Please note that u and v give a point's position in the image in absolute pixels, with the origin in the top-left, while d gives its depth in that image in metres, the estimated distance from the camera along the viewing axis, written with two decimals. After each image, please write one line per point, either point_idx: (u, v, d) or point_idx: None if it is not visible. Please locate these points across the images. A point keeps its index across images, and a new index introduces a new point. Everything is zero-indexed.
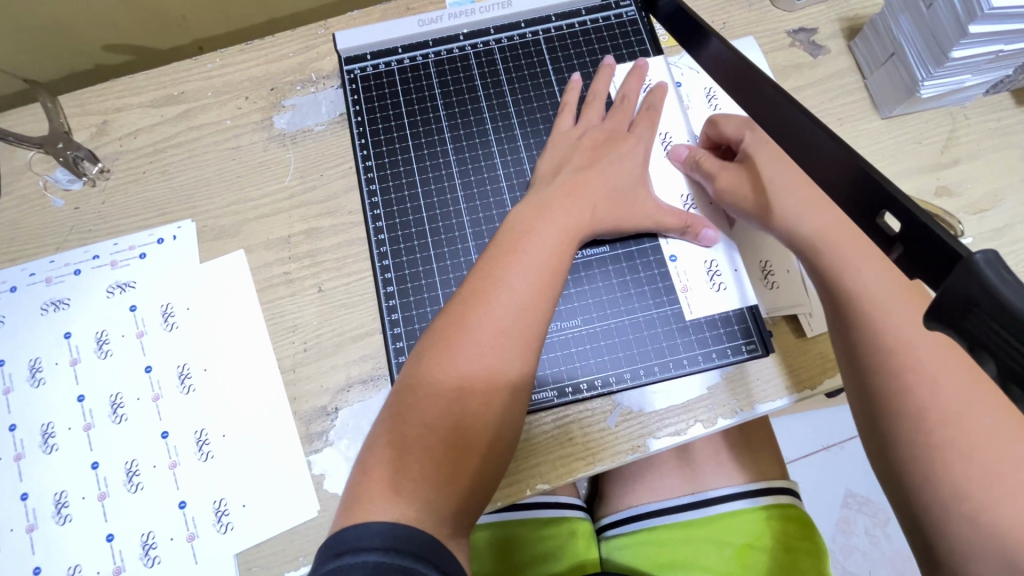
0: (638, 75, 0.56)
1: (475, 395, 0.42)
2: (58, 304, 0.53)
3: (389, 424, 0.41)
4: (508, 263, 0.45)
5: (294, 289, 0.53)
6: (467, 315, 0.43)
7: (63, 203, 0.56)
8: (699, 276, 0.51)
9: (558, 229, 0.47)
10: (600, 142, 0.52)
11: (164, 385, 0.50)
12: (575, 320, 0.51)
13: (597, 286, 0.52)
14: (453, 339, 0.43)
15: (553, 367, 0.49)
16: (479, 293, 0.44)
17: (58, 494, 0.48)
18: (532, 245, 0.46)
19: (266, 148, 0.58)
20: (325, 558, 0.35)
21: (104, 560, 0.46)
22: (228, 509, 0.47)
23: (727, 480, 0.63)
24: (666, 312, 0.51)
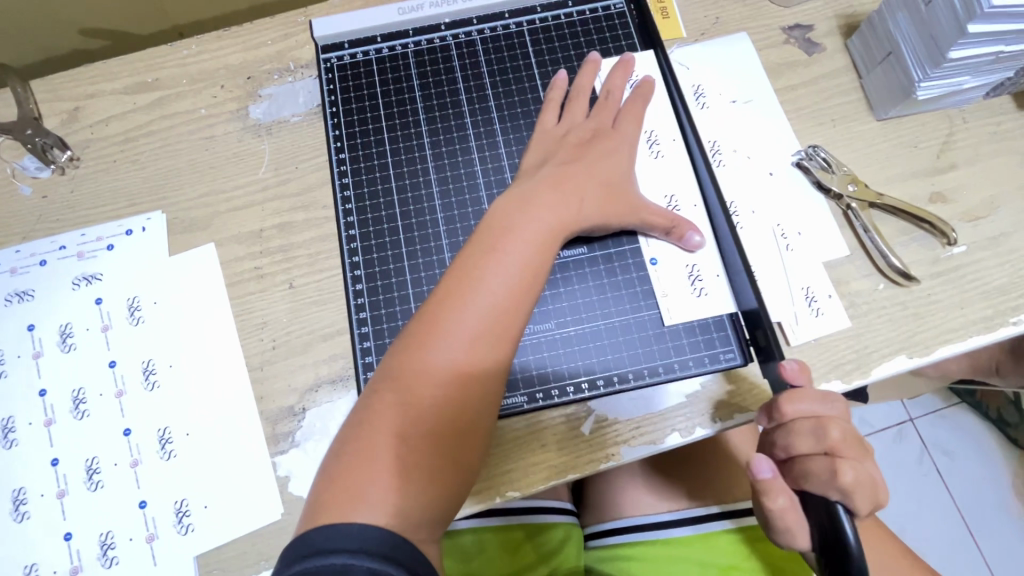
0: (622, 72, 0.54)
1: (449, 400, 0.40)
2: (22, 295, 0.52)
3: (359, 429, 0.39)
4: (486, 260, 0.43)
5: (264, 285, 0.52)
6: (441, 315, 0.41)
7: (31, 191, 0.55)
8: (680, 280, 0.50)
9: (539, 225, 0.45)
10: (584, 139, 0.50)
11: (128, 381, 0.49)
12: (550, 323, 0.49)
13: (573, 290, 0.50)
14: (427, 339, 0.41)
15: (526, 373, 0.48)
16: (455, 291, 0.42)
17: (16, 491, 0.47)
18: (510, 244, 0.44)
19: (241, 139, 0.56)
20: (289, 561, 0.34)
21: (61, 559, 0.45)
22: (189, 510, 0.46)
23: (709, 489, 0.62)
24: (642, 317, 0.49)
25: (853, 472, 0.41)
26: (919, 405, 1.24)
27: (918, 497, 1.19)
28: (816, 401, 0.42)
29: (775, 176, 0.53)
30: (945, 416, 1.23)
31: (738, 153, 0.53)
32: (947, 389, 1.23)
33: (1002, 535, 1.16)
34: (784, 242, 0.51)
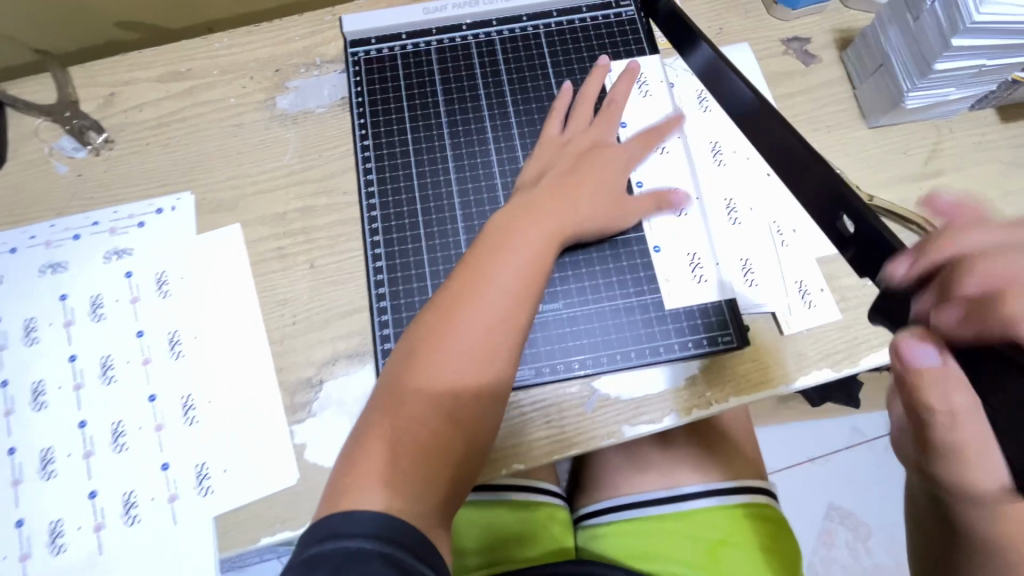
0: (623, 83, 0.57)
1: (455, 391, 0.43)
2: (56, 267, 0.54)
3: (372, 420, 0.42)
4: (492, 264, 0.46)
5: (287, 264, 0.54)
6: (452, 315, 0.44)
7: (67, 169, 0.58)
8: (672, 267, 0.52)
9: (542, 233, 0.48)
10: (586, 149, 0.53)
11: (153, 350, 0.52)
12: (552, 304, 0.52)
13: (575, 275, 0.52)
14: (436, 339, 0.44)
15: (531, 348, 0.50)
16: (464, 295, 0.45)
17: (44, 450, 0.49)
18: (518, 248, 0.47)
19: (268, 127, 0.59)
20: (308, 543, 0.36)
21: (85, 516, 0.47)
22: (209, 473, 0.48)
23: (703, 475, 0.65)
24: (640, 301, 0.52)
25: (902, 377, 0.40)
26: None
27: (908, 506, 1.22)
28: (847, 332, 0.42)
29: (773, 176, 0.56)
30: None
31: (738, 154, 0.56)
32: None
33: None
34: (780, 238, 0.54)
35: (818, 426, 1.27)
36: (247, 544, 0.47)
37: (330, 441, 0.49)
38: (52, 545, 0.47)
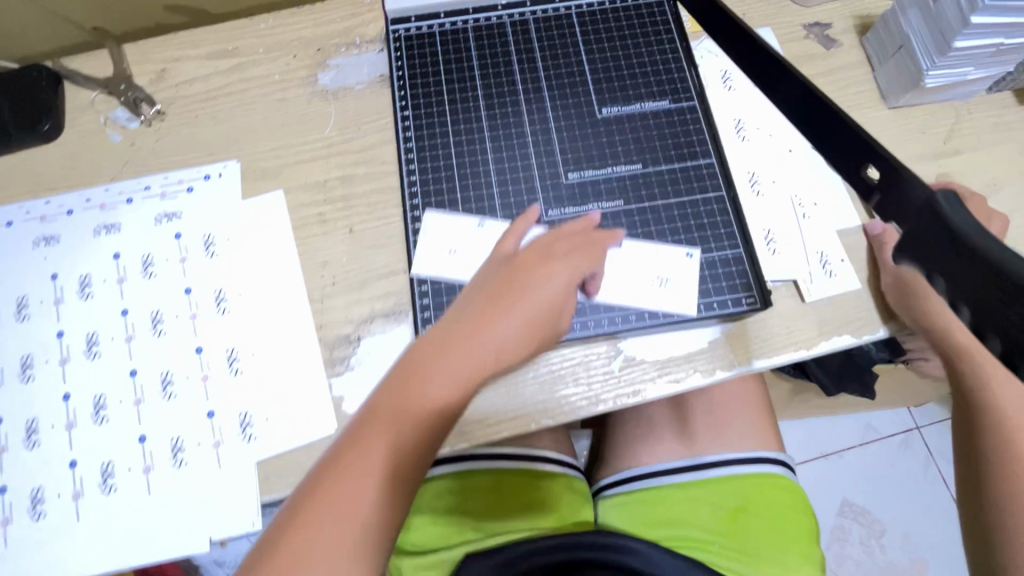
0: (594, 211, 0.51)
1: (380, 504, 0.37)
2: (109, 227, 0.57)
3: (300, 503, 0.37)
4: (431, 356, 0.40)
5: (327, 229, 0.57)
6: (395, 392, 0.39)
7: (121, 138, 0.61)
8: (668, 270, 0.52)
9: (483, 330, 0.41)
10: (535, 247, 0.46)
11: (201, 307, 0.54)
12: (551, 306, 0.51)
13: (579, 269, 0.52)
14: (381, 423, 0.39)
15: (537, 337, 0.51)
16: (405, 385, 0.40)
17: (97, 397, 0.52)
18: (467, 358, 0.40)
19: (310, 101, 0.62)
20: None
21: (135, 458, 0.50)
22: (252, 421, 0.51)
23: (723, 446, 0.66)
24: (644, 299, 0.51)
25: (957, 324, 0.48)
26: (926, 414, 1.27)
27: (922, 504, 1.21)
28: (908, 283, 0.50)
29: (794, 153, 0.58)
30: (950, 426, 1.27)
31: (762, 131, 0.58)
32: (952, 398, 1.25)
33: None
34: (801, 210, 0.56)
35: (829, 421, 1.28)
36: (287, 489, 0.49)
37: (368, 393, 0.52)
38: (103, 485, 0.49)
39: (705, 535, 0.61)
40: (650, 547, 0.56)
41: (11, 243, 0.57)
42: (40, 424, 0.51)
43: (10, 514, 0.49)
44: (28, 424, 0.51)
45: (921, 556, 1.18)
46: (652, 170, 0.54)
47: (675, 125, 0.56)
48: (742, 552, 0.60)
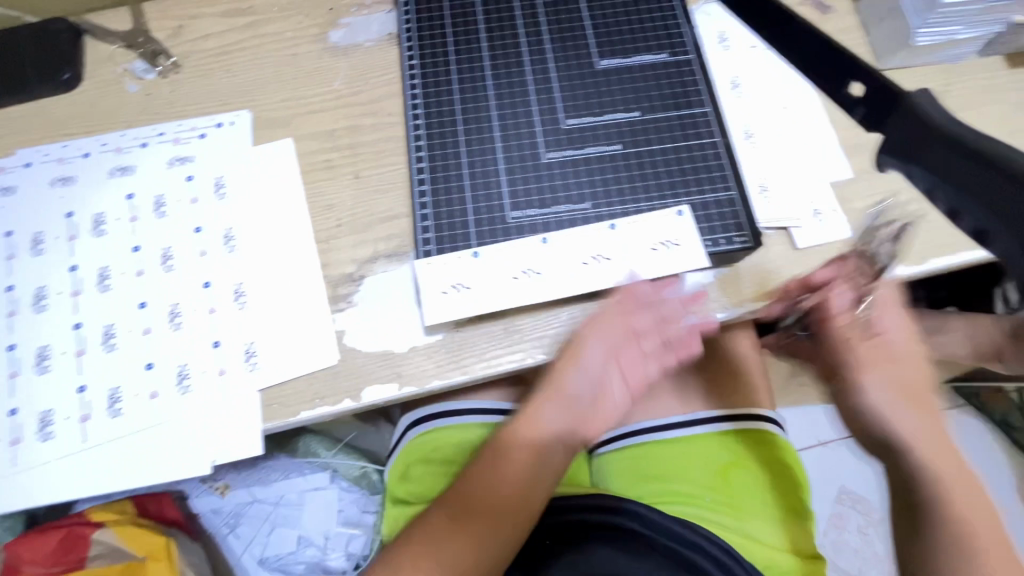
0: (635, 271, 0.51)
1: (462, 537, 0.49)
2: (124, 170, 0.59)
3: (411, 537, 0.50)
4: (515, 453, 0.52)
5: (333, 174, 0.59)
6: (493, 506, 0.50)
7: (137, 89, 0.63)
8: (655, 236, 0.52)
9: (561, 435, 0.52)
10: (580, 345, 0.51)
11: (209, 244, 0.56)
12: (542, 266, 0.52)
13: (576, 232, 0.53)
14: (468, 518, 0.50)
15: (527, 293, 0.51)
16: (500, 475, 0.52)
17: (107, 326, 0.53)
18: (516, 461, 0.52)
19: (321, 57, 0.64)
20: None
21: (142, 384, 0.51)
22: (256, 351, 0.52)
23: (718, 403, 0.66)
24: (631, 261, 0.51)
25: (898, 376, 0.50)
26: None
27: None
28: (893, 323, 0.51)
29: (789, 109, 0.59)
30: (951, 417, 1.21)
31: (757, 88, 0.60)
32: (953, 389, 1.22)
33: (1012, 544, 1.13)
34: (794, 163, 0.57)
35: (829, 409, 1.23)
36: (288, 416, 0.50)
37: (370, 328, 0.53)
38: (110, 409, 0.51)
39: (697, 490, 0.62)
40: (651, 510, 0.56)
41: (28, 182, 0.59)
42: (51, 351, 0.53)
43: (19, 434, 0.50)
44: (40, 351, 0.53)
45: None
46: (649, 118, 0.57)
47: (672, 78, 0.58)
48: (733, 507, 0.61)
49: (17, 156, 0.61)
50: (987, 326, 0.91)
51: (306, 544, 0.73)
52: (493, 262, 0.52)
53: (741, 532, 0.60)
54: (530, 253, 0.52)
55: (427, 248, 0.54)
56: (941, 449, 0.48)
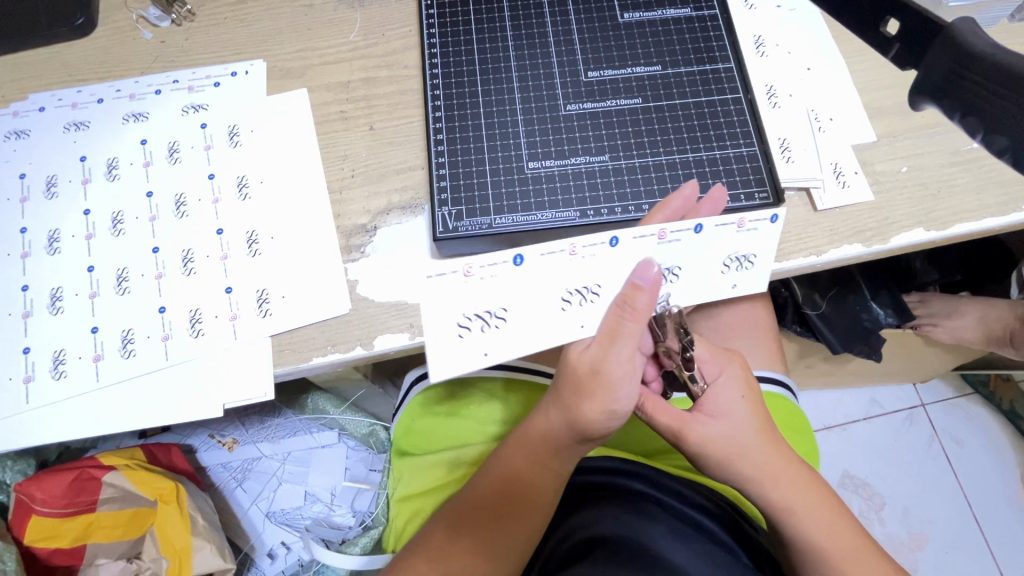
0: (642, 271, 0.46)
1: (482, 528, 0.50)
2: (137, 116, 0.59)
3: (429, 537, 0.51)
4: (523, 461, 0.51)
5: (348, 125, 0.58)
6: (510, 518, 0.50)
7: (151, 36, 0.62)
8: (721, 255, 0.50)
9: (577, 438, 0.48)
10: (597, 373, 0.46)
11: (222, 191, 0.56)
12: (598, 287, 0.48)
13: (651, 240, 0.48)
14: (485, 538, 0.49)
15: (578, 325, 0.48)
16: (516, 491, 0.50)
17: (120, 270, 0.53)
18: (530, 467, 0.50)
19: (337, 8, 0.63)
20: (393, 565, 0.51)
21: (154, 327, 0.51)
22: (268, 298, 0.52)
23: None
24: (696, 285, 0.50)
25: (720, 428, 0.50)
26: (930, 391, 1.21)
27: (926, 480, 1.14)
28: (731, 395, 0.52)
29: (812, 71, 0.58)
30: (957, 405, 1.20)
31: (780, 48, 0.59)
32: (960, 376, 1.21)
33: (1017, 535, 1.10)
34: (817, 125, 0.56)
35: (837, 394, 1.21)
36: (300, 362, 0.50)
37: (383, 277, 0.52)
38: (122, 350, 0.51)
39: None
40: (658, 472, 0.55)
41: (42, 126, 0.59)
42: (64, 292, 0.53)
43: (32, 372, 0.51)
44: (53, 292, 0.53)
45: (921, 531, 1.11)
46: (671, 72, 0.56)
47: (695, 32, 0.58)
48: None
49: (32, 100, 0.60)
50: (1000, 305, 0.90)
51: (312, 500, 0.84)
52: (538, 281, 0.48)
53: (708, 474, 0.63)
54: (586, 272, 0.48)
55: (442, 196, 0.52)
56: (784, 476, 0.50)
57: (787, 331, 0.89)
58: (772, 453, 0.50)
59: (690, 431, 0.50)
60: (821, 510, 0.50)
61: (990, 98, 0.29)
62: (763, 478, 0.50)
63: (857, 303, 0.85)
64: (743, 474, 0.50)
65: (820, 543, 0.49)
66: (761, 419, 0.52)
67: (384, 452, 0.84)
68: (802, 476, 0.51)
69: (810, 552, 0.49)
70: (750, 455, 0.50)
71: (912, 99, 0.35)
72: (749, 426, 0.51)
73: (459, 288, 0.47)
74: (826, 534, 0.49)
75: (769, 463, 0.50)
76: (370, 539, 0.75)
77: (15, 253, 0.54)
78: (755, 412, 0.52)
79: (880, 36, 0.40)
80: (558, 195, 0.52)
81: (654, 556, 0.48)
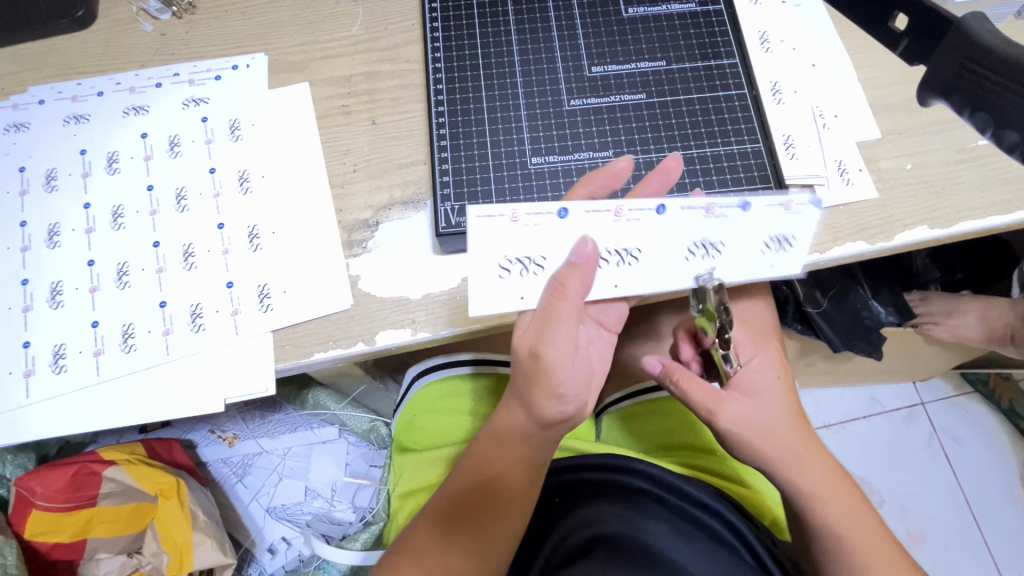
0: (581, 247, 0.44)
1: (456, 527, 0.50)
2: (138, 110, 0.58)
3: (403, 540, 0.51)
4: (493, 455, 0.51)
5: (350, 120, 0.57)
6: (488, 515, 0.50)
7: (152, 28, 0.62)
8: (763, 234, 0.47)
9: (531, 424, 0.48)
10: (540, 358, 0.44)
11: (224, 186, 0.55)
12: (637, 251, 0.46)
13: (697, 212, 0.46)
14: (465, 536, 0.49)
15: (612, 285, 0.46)
16: (483, 484, 0.50)
17: (120, 264, 0.53)
18: (495, 461, 0.50)
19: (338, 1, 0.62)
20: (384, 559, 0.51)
21: (155, 321, 0.51)
22: (269, 293, 0.52)
23: None
24: (737, 264, 0.47)
25: (751, 409, 0.50)
26: (930, 390, 1.21)
27: (924, 478, 1.14)
28: (766, 377, 0.52)
29: (817, 67, 0.58)
30: (956, 404, 1.20)
31: (785, 44, 0.59)
32: (960, 375, 1.21)
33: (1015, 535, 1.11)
34: (822, 121, 0.55)
35: (837, 391, 1.21)
36: (301, 357, 0.50)
37: (385, 272, 0.52)
38: (123, 345, 0.51)
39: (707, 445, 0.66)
40: (663, 471, 0.55)
41: (42, 119, 0.59)
42: (64, 286, 0.53)
43: (32, 366, 0.50)
44: (53, 286, 0.53)
45: (919, 529, 1.11)
46: (675, 68, 0.56)
47: (700, 27, 0.57)
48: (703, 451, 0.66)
49: (32, 92, 0.60)
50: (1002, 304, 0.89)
51: (312, 495, 0.84)
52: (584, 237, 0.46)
53: (709, 472, 0.63)
54: (626, 233, 0.46)
55: (445, 191, 0.52)
56: (815, 461, 0.50)
57: (788, 329, 0.89)
58: (807, 438, 0.51)
59: (726, 409, 0.49)
60: (849, 500, 0.50)
61: (1003, 96, 0.29)
62: (796, 461, 0.50)
63: (858, 301, 0.85)
64: (777, 455, 0.50)
65: (846, 533, 0.49)
66: (794, 404, 0.52)
67: (385, 447, 0.84)
68: (830, 466, 0.51)
69: (836, 542, 0.49)
70: (783, 438, 0.50)
71: (922, 96, 0.35)
72: (782, 408, 0.51)
73: (504, 232, 0.44)
74: (852, 526, 0.49)
75: (800, 447, 0.50)
76: (371, 535, 0.75)
77: (14, 247, 0.54)
78: (788, 394, 0.52)
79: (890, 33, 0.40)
80: (561, 191, 0.52)
81: (652, 552, 0.49)
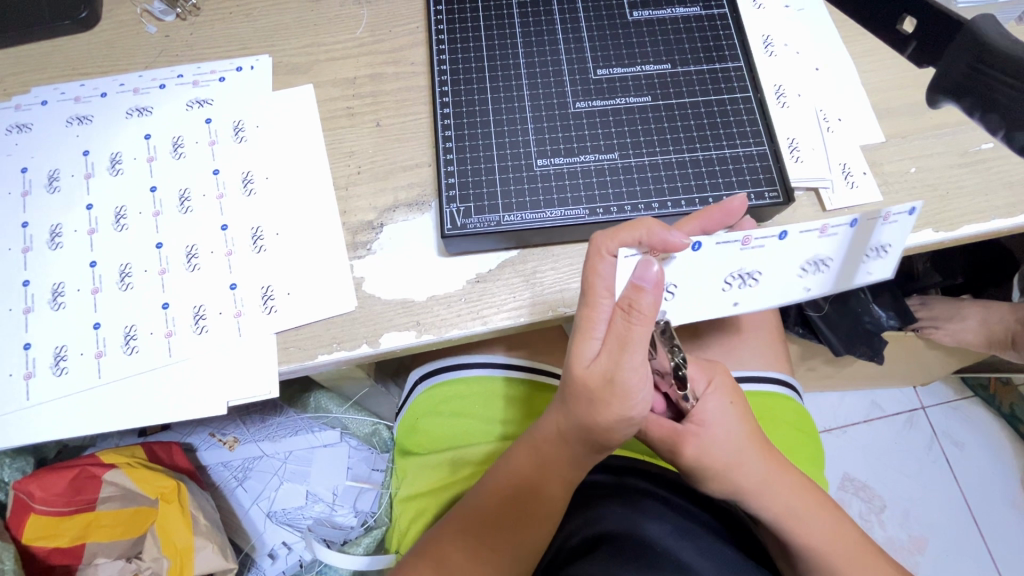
0: (643, 269, 0.40)
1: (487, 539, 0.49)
2: (142, 111, 0.58)
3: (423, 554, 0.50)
4: (534, 471, 0.49)
5: (354, 122, 0.57)
6: (523, 526, 0.49)
7: (156, 30, 0.62)
8: (868, 246, 0.46)
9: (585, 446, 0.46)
10: (613, 380, 0.41)
11: (227, 187, 0.55)
12: (756, 272, 0.46)
13: (812, 233, 0.45)
14: (498, 544, 0.48)
15: (731, 304, 0.47)
16: (521, 501, 0.49)
17: (123, 266, 0.53)
18: (537, 477, 0.49)
19: (343, 5, 0.62)
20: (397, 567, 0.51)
21: (157, 323, 0.51)
22: (273, 295, 0.51)
23: (743, 364, 0.65)
24: (846, 276, 0.46)
25: (723, 435, 0.49)
26: (932, 394, 1.21)
27: (925, 482, 1.14)
28: (722, 401, 0.50)
29: (821, 71, 0.58)
30: (957, 408, 1.20)
31: (789, 48, 0.59)
32: (960, 380, 1.21)
33: (1016, 539, 1.10)
34: (825, 125, 0.56)
35: (838, 395, 1.21)
36: (305, 359, 0.50)
37: (390, 275, 0.52)
38: (125, 347, 0.50)
39: None
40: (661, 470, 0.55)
41: (44, 120, 0.58)
42: (66, 287, 0.52)
43: (33, 368, 0.50)
44: (55, 287, 0.52)
45: (921, 534, 1.11)
46: (680, 71, 0.56)
47: (704, 31, 0.58)
48: None
49: (34, 93, 0.60)
50: (1001, 307, 0.89)
51: (313, 500, 0.84)
52: (702, 264, 0.46)
53: None
54: (745, 256, 0.45)
55: (451, 192, 0.52)
56: (781, 484, 0.49)
57: (790, 332, 0.89)
58: (769, 459, 0.50)
59: (690, 445, 0.48)
60: (823, 515, 0.50)
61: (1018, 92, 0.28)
62: (762, 484, 0.49)
63: (857, 305, 0.84)
64: (745, 483, 0.49)
65: (822, 550, 0.48)
66: (752, 424, 0.51)
67: (387, 451, 0.84)
68: (798, 478, 0.51)
69: (812, 558, 0.48)
70: (750, 462, 0.49)
71: (930, 96, 0.35)
72: (742, 432, 0.50)
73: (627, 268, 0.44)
74: (826, 541, 0.49)
75: (764, 469, 0.49)
76: (373, 539, 0.74)
77: (15, 248, 0.54)
78: (745, 415, 0.51)
79: (897, 33, 0.39)
80: (566, 193, 0.52)
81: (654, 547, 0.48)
